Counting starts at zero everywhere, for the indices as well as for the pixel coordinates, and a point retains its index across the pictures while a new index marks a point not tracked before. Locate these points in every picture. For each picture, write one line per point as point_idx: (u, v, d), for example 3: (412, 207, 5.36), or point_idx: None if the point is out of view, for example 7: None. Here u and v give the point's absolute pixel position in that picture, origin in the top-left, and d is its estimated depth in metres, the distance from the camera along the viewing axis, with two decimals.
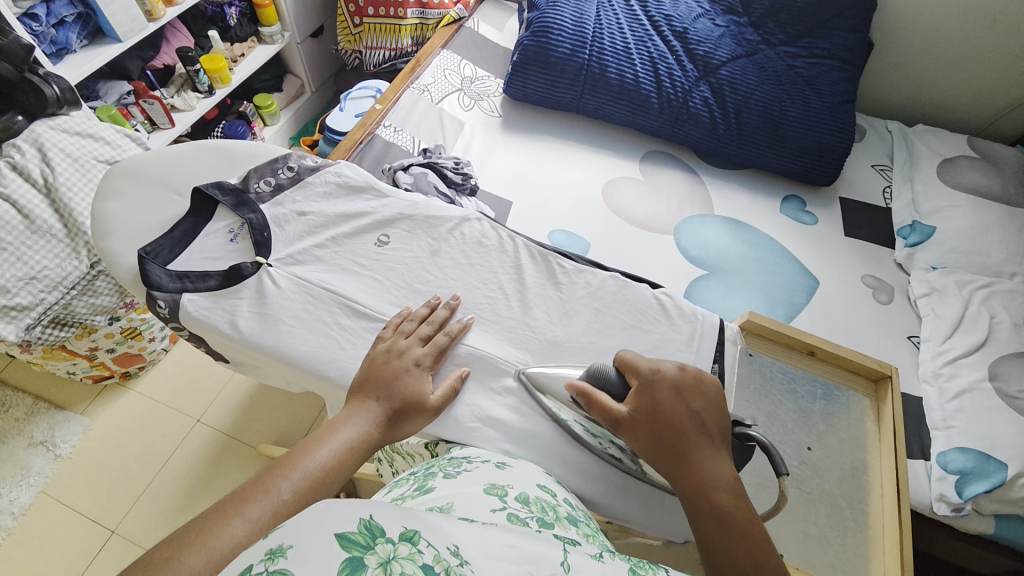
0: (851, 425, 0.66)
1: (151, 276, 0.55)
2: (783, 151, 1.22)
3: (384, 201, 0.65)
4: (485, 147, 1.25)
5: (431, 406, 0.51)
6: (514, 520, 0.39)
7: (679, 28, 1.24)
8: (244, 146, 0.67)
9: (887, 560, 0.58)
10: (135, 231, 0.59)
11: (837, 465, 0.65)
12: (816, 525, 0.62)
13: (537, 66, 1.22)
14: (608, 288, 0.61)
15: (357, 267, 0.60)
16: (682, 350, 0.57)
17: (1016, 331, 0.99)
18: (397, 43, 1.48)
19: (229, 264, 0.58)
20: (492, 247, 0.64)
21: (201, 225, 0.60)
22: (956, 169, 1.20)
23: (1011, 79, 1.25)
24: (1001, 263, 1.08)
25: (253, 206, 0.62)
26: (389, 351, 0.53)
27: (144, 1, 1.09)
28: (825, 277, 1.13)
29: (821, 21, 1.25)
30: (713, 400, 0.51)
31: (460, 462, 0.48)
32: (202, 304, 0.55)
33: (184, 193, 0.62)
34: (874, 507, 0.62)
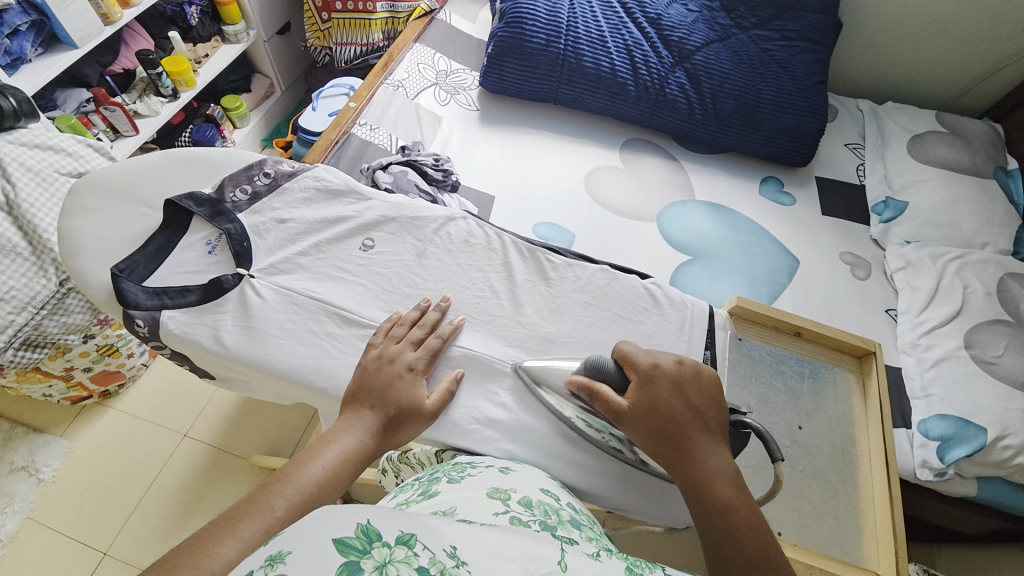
0: (838, 402, 0.68)
1: (126, 294, 0.52)
2: (759, 134, 1.23)
3: (367, 204, 0.64)
4: (464, 141, 1.24)
5: (428, 410, 0.51)
6: (517, 522, 0.39)
7: (653, 14, 1.24)
8: (216, 153, 0.64)
9: (880, 531, 0.60)
10: (107, 248, 0.57)
11: (827, 441, 0.67)
12: (810, 501, 0.64)
13: (512, 57, 1.20)
14: (598, 282, 0.61)
15: (343, 274, 0.59)
16: (673, 339, 0.58)
17: (989, 299, 1.02)
18: (368, 38, 1.43)
19: (208, 277, 0.56)
20: (480, 246, 0.63)
21: (175, 237, 0.58)
22: (925, 144, 1.24)
23: (975, 54, 1.29)
24: (972, 234, 1.11)
25: (230, 215, 0.59)
26: (380, 357, 0.52)
27: (99, 4, 1.04)
28: (805, 256, 1.15)
29: (790, 4, 1.26)
30: (709, 392, 0.52)
31: (463, 467, 0.48)
32: (184, 320, 0.53)
33: (155, 206, 0.60)
34: (863, 479, 0.65)
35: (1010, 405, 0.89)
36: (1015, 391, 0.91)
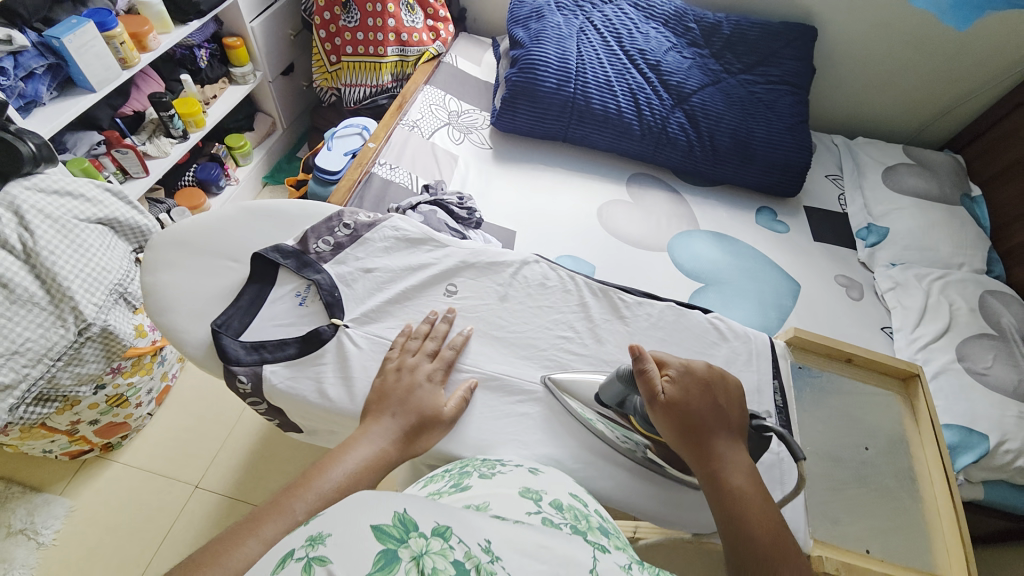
0: (893, 423, 0.72)
1: (229, 352, 0.55)
2: (753, 168, 1.33)
3: (445, 251, 0.67)
4: (481, 178, 1.27)
5: (446, 416, 0.54)
6: (548, 523, 0.41)
7: (653, 61, 1.32)
8: (292, 206, 0.67)
9: (950, 540, 0.63)
10: (194, 303, 0.59)
11: (892, 461, 0.70)
12: (884, 517, 0.66)
13: (525, 99, 1.27)
14: (668, 317, 0.65)
15: (435, 321, 0.62)
16: (745, 369, 0.62)
17: (973, 314, 1.12)
18: (377, 80, 1.45)
19: (304, 329, 0.58)
20: (556, 287, 0.66)
21: (267, 290, 0.60)
22: (899, 175, 1.37)
23: (934, 93, 1.44)
24: (949, 255, 1.23)
25: (317, 265, 0.62)
26: (398, 368, 0.56)
27: (118, 48, 1.03)
28: (805, 280, 1.23)
29: (771, 52, 1.37)
30: (735, 394, 0.56)
31: (493, 464, 0.51)
32: (285, 374, 0.55)
33: (240, 259, 0.63)
34: (925, 493, 0.68)
35: (1005, 412, 0.97)
36: (1007, 398, 1.00)
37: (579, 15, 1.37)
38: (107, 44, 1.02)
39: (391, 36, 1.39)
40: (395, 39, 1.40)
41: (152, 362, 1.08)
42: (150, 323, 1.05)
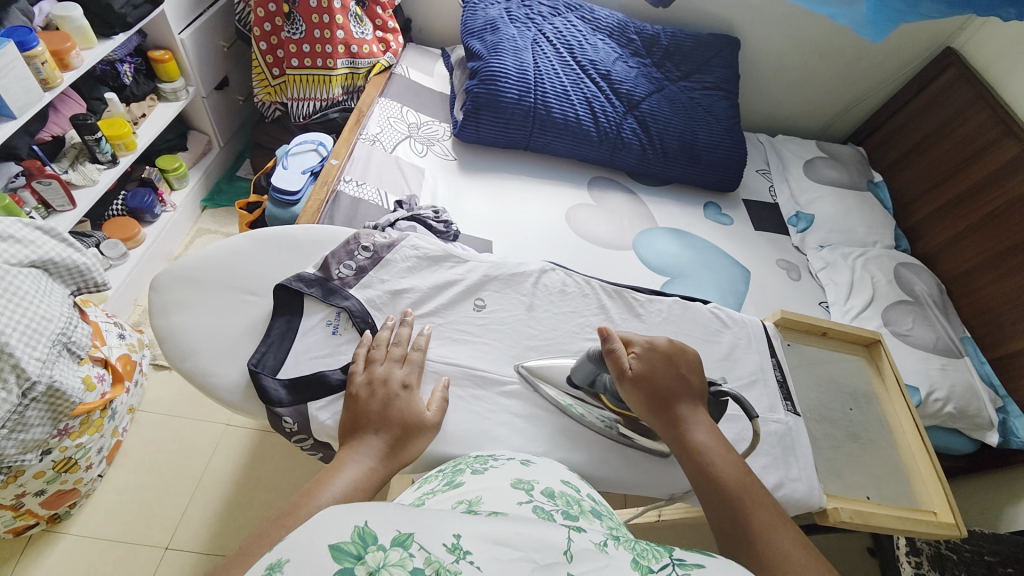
0: (864, 382, 0.75)
1: (270, 391, 0.59)
2: (699, 167, 1.44)
3: (467, 266, 0.72)
4: (451, 190, 1.27)
5: (430, 421, 0.57)
6: (540, 512, 0.43)
7: (604, 70, 1.40)
8: (303, 233, 0.72)
9: (928, 481, 0.67)
10: (218, 342, 0.63)
11: (873, 417, 0.72)
12: (875, 467, 0.68)
13: (489, 111, 1.29)
14: (675, 311, 0.72)
15: (469, 335, 0.67)
16: (746, 350, 0.70)
17: (890, 284, 1.30)
18: (327, 94, 1.40)
19: (344, 358, 0.62)
20: (575, 292, 0.73)
21: (296, 321, 0.64)
22: (817, 168, 1.55)
23: (837, 96, 1.66)
24: (865, 235, 1.42)
25: (343, 291, 0.66)
26: (371, 382, 0.58)
27: (39, 69, 0.98)
28: (752, 267, 1.36)
29: (705, 61, 1.50)
30: (695, 362, 0.63)
31: (485, 460, 0.54)
32: (330, 410, 0.59)
33: (257, 292, 0.67)
34: (900, 440, 0.71)
35: (929, 365, 1.14)
36: (929, 354, 1.17)
37: (531, 27, 1.41)
38: (27, 65, 0.96)
39: (340, 48, 1.35)
40: (344, 51, 1.36)
41: (102, 418, 1.00)
42: (98, 374, 0.97)
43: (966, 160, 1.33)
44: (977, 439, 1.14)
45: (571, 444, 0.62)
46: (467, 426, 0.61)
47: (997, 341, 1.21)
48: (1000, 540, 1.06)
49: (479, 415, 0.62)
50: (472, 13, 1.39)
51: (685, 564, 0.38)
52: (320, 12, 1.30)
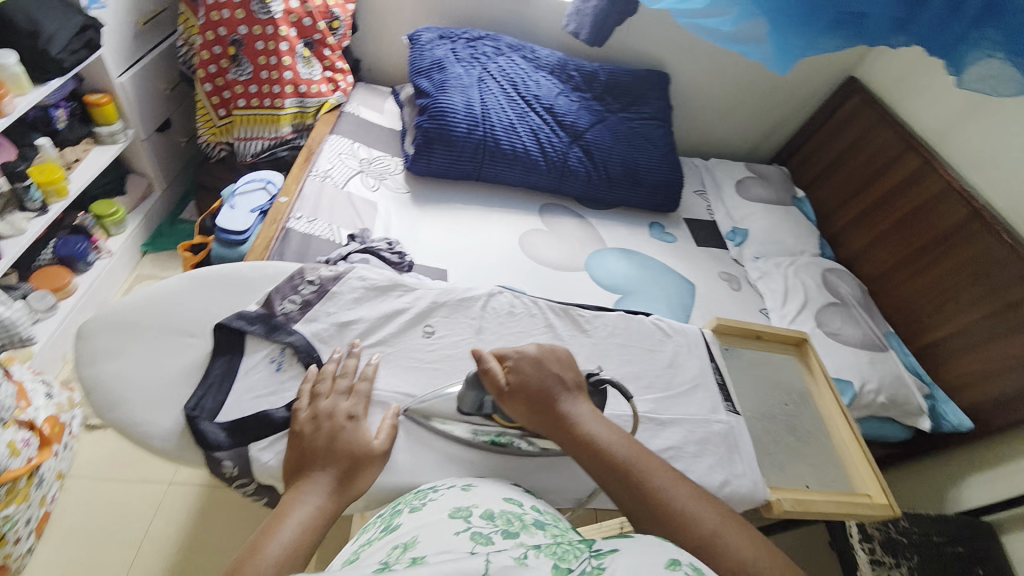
0: (796, 378, 0.80)
1: (209, 436, 0.58)
2: (641, 190, 1.53)
3: (416, 293, 0.73)
4: (405, 222, 1.29)
5: (379, 450, 0.58)
6: (477, 537, 0.44)
7: (547, 105, 1.48)
8: (244, 269, 0.72)
9: (860, 466, 0.72)
10: (153, 390, 0.61)
11: (808, 410, 0.77)
12: (810, 455, 0.73)
13: (440, 144, 1.33)
14: (620, 326, 0.76)
15: (419, 364, 0.68)
16: (687, 355, 0.75)
17: (820, 289, 1.40)
18: (276, 132, 1.39)
19: (287, 394, 0.62)
20: (522, 313, 0.75)
21: (237, 362, 0.63)
22: (747, 187, 1.68)
23: (759, 122, 1.82)
24: (794, 245, 1.54)
25: (286, 327, 0.66)
26: (316, 417, 0.58)
27: None
28: (697, 281, 1.44)
29: (641, 94, 1.62)
30: (566, 359, 0.65)
31: (424, 494, 0.55)
32: (269, 452, 0.58)
33: (198, 333, 0.66)
34: (833, 430, 0.76)
35: (859, 359, 1.23)
36: (858, 349, 1.26)
37: (477, 66, 1.47)
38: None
39: (288, 88, 1.35)
40: (292, 91, 1.36)
41: (30, 485, 0.94)
42: (23, 438, 0.92)
43: (876, 174, 1.49)
44: (910, 426, 1.24)
45: (530, 461, 0.64)
46: (422, 455, 0.61)
47: (916, 334, 1.32)
48: (945, 520, 1.10)
49: (434, 442, 0.62)
50: (419, 53, 1.45)
51: (600, 553, 0.39)
52: (267, 54, 1.31)
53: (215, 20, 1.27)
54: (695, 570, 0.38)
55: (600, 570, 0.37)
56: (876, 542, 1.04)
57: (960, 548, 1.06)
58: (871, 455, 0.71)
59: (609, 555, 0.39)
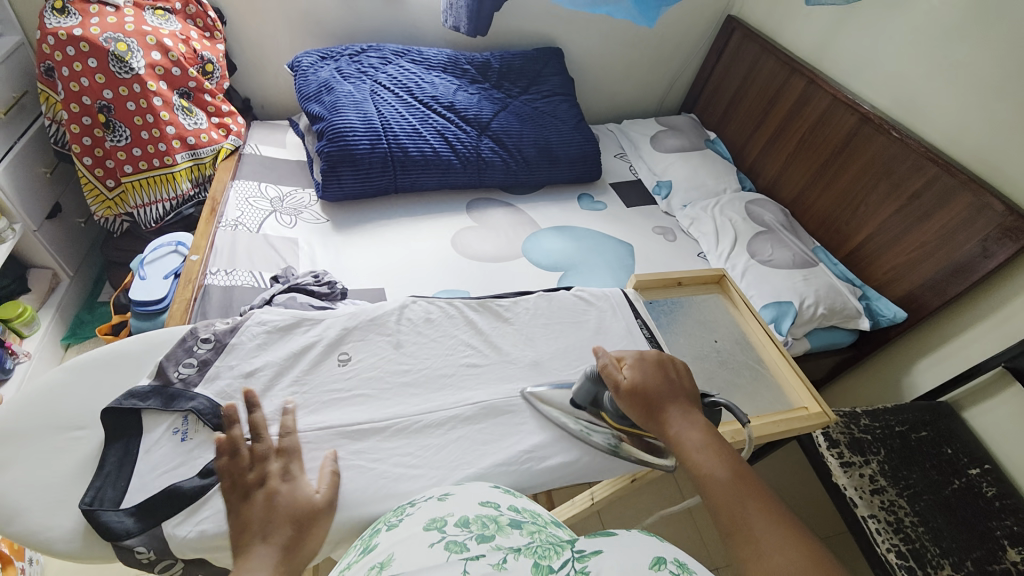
0: (720, 314, 0.88)
1: (113, 525, 0.53)
2: (561, 166, 1.54)
3: (323, 324, 0.74)
4: (329, 251, 1.25)
5: (323, 501, 0.56)
6: (453, 547, 0.37)
7: (446, 103, 1.47)
8: (132, 346, 0.68)
9: (790, 378, 0.79)
10: (50, 493, 0.56)
11: (735, 340, 0.85)
12: (744, 381, 0.80)
13: (346, 165, 1.29)
14: (542, 304, 0.83)
15: (338, 395, 0.67)
16: (613, 319, 0.82)
17: (745, 222, 1.45)
18: (175, 191, 1.32)
19: (196, 462, 0.58)
20: (440, 317, 0.78)
21: (135, 443, 0.59)
22: (662, 141, 1.72)
23: (656, 77, 1.88)
24: (716, 185, 1.58)
25: (187, 393, 0.63)
26: (249, 487, 0.55)
27: None
28: (632, 240, 1.46)
29: (538, 74, 1.63)
30: (685, 371, 0.66)
31: (402, 509, 0.48)
32: (188, 526, 0.55)
33: (89, 424, 0.61)
34: (761, 352, 0.84)
35: (794, 279, 1.28)
36: (792, 269, 1.31)
37: (366, 79, 1.44)
38: None
39: (176, 143, 1.28)
40: (181, 145, 1.29)
41: None
42: None
43: (774, 98, 1.55)
44: (853, 328, 1.29)
45: (474, 459, 0.64)
46: (359, 485, 0.60)
47: (842, 243, 1.38)
48: (904, 409, 1.17)
49: (370, 470, 0.61)
50: (304, 79, 1.41)
51: (584, 555, 0.35)
52: (142, 113, 1.23)
53: (76, 90, 1.19)
54: (680, 568, 0.36)
55: None
56: (843, 445, 1.08)
57: (923, 432, 1.13)
58: (801, 370, 0.77)
59: (594, 557, 0.35)
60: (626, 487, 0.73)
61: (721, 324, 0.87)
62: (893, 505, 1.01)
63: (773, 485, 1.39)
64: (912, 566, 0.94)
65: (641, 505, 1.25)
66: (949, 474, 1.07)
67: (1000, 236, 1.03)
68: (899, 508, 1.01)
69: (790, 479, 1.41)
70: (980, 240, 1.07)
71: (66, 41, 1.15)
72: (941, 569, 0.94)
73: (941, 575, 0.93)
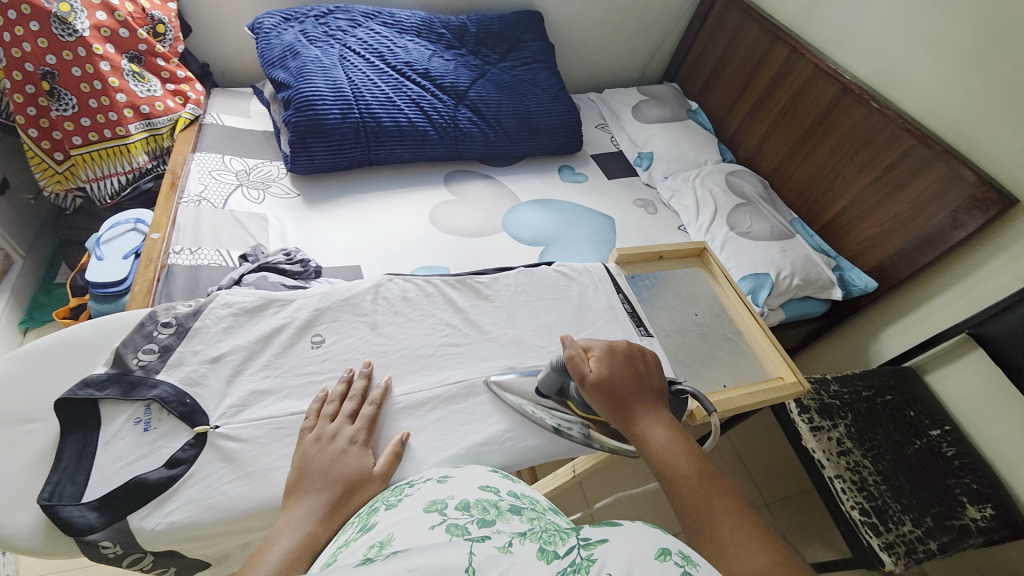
0: (701, 287, 0.88)
1: (74, 522, 0.51)
2: (541, 137, 1.50)
3: (295, 305, 0.71)
4: (301, 228, 1.20)
5: (379, 474, 0.56)
6: (454, 530, 0.37)
7: (421, 70, 1.40)
8: (88, 332, 0.64)
9: (768, 349, 0.80)
10: (5, 488, 0.53)
11: (715, 313, 0.86)
12: (722, 353, 0.81)
13: (316, 136, 1.23)
14: (522, 280, 0.81)
15: (312, 378, 0.65)
16: (594, 293, 0.81)
17: (725, 194, 1.44)
18: (130, 164, 1.23)
19: (161, 454, 0.56)
20: (417, 296, 0.76)
21: (94, 435, 0.57)
22: (643, 110, 1.69)
23: (638, 44, 1.82)
24: (696, 156, 1.57)
25: (149, 380, 0.60)
26: (319, 439, 0.58)
27: None
28: (613, 213, 1.45)
29: (517, 39, 1.56)
30: (654, 363, 0.66)
31: (401, 489, 0.48)
32: (156, 519, 0.53)
33: (44, 416, 0.58)
34: (741, 324, 0.85)
35: (771, 251, 1.29)
36: (770, 241, 1.32)
37: (334, 43, 1.36)
38: None
39: (128, 112, 1.18)
40: (134, 114, 1.20)
41: None
42: None
43: (756, 69, 1.53)
44: (826, 298, 1.32)
45: (455, 438, 0.63)
46: None
47: (817, 214, 1.40)
48: (871, 374, 1.21)
49: None
50: (266, 43, 1.31)
51: (589, 542, 0.36)
52: (89, 79, 1.13)
53: (17, 57, 1.07)
54: (684, 559, 0.35)
55: (589, 562, 0.34)
56: (814, 411, 1.12)
57: (888, 396, 1.18)
58: (777, 341, 0.79)
59: (601, 544, 0.36)
60: (605, 458, 0.73)
61: (702, 298, 0.88)
62: (857, 465, 1.06)
63: (745, 450, 1.45)
64: (874, 522, 0.99)
65: (620, 474, 1.29)
66: (911, 435, 1.13)
67: (970, 207, 1.06)
68: (864, 468, 1.06)
69: (762, 444, 1.47)
70: (950, 211, 1.09)
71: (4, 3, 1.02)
72: (901, 525, 1.00)
73: (902, 530, 0.99)
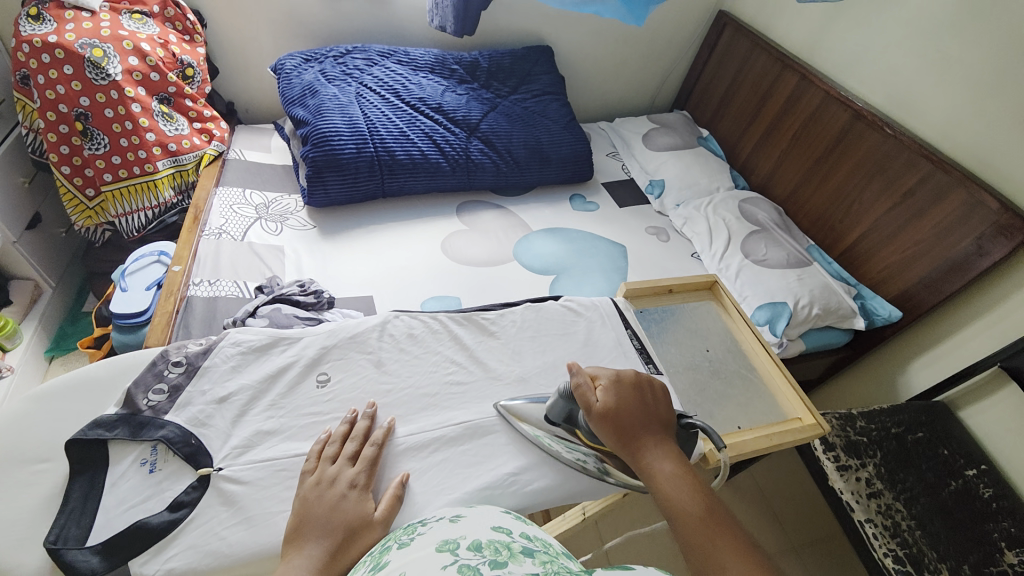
0: (712, 321, 0.87)
1: (77, 564, 0.51)
2: (552, 167, 1.52)
3: (302, 343, 0.72)
4: (316, 259, 1.23)
5: (379, 519, 0.56)
6: (466, 570, 0.35)
7: (434, 105, 1.44)
8: (101, 370, 0.66)
9: (784, 387, 0.78)
10: (13, 530, 0.54)
11: (727, 349, 0.84)
12: (736, 391, 0.78)
13: (332, 171, 1.27)
14: (529, 316, 0.81)
15: (316, 418, 0.65)
16: (602, 329, 0.80)
17: (738, 221, 1.43)
18: (157, 199, 1.28)
19: (165, 495, 0.57)
20: (423, 333, 0.77)
21: (101, 476, 0.57)
22: (654, 139, 1.70)
23: (647, 75, 1.86)
24: (708, 184, 1.56)
25: (157, 421, 0.61)
26: (319, 483, 0.57)
27: None
28: (624, 242, 1.44)
29: (528, 73, 1.61)
30: (663, 394, 0.65)
31: (414, 529, 0.46)
32: (157, 564, 0.53)
33: (55, 456, 0.59)
34: (755, 360, 0.82)
35: (788, 280, 1.26)
36: (786, 269, 1.29)
37: (351, 82, 1.42)
38: None
39: (156, 150, 1.25)
40: (162, 151, 1.26)
41: None
42: None
43: (765, 96, 1.54)
44: (848, 329, 1.28)
45: (458, 482, 0.62)
46: None
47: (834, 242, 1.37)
48: (900, 410, 1.15)
49: None
50: (287, 83, 1.38)
51: None
52: (121, 120, 1.20)
53: (52, 98, 1.15)
54: None
55: None
56: (839, 449, 1.07)
57: (919, 432, 1.12)
58: (793, 379, 0.77)
59: None
60: (617, 501, 0.71)
61: (713, 332, 0.86)
62: (889, 509, 1.00)
63: (766, 488, 1.38)
64: (910, 571, 0.93)
65: (634, 511, 1.24)
66: (945, 475, 1.07)
67: (995, 234, 1.02)
68: (896, 512, 1.00)
69: (784, 483, 1.40)
70: (975, 238, 1.06)
71: (41, 48, 1.11)
72: (937, 574, 0.93)
73: None
